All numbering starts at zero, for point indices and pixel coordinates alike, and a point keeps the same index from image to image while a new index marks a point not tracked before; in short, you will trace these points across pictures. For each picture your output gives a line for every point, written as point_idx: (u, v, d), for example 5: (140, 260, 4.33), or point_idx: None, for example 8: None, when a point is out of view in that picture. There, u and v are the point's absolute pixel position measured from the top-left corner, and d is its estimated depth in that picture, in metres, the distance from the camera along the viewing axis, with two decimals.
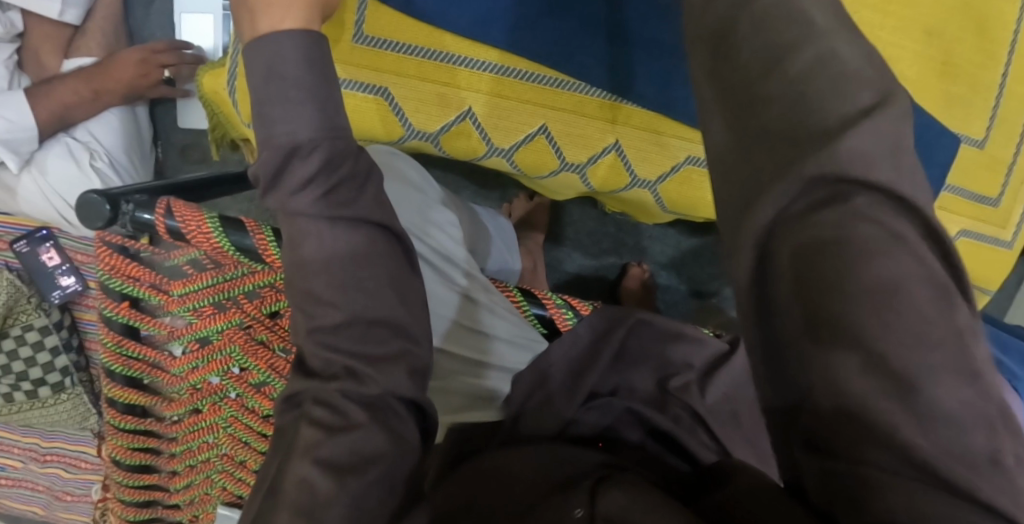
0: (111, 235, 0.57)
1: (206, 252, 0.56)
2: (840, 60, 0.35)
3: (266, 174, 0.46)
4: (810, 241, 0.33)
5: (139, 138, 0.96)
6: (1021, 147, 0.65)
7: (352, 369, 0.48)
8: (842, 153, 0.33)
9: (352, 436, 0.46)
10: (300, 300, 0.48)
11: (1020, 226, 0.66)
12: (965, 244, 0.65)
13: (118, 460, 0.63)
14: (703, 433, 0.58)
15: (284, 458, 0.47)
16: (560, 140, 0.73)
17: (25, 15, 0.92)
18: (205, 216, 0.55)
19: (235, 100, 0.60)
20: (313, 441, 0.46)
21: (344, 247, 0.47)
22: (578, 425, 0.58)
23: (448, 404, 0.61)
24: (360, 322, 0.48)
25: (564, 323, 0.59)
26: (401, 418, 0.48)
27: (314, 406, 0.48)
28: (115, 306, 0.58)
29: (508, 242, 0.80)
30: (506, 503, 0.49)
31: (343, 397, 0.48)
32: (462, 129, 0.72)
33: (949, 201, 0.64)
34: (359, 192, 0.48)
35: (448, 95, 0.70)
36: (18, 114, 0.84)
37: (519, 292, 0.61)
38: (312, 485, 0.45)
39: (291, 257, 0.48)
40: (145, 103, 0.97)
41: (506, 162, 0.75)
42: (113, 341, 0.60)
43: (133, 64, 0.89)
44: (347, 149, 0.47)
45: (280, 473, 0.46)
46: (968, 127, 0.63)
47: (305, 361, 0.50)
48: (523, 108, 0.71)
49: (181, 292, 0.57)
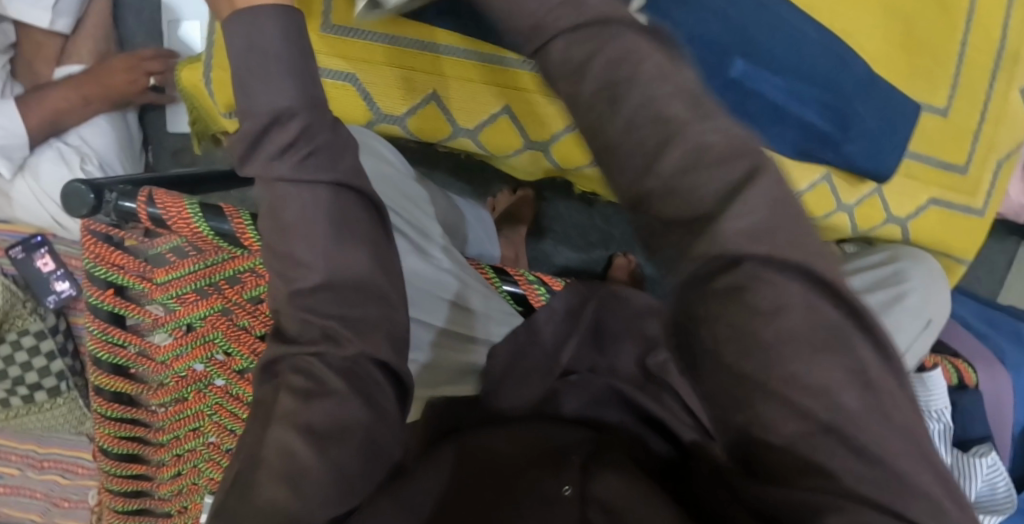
0: (95, 224, 0.59)
1: (189, 238, 0.58)
2: (701, 141, 0.37)
3: (242, 146, 0.47)
4: (728, 290, 0.35)
5: (131, 142, 0.98)
6: (985, 113, 0.66)
7: (330, 334, 0.49)
8: (728, 237, 0.35)
9: (327, 405, 0.47)
10: (279, 266, 0.50)
11: (991, 194, 0.68)
12: (935, 212, 0.66)
13: (107, 449, 0.64)
14: (675, 401, 0.55)
15: (263, 425, 0.48)
16: (522, 119, 0.73)
17: (18, 26, 0.95)
18: (185, 202, 0.56)
19: (210, 91, 0.63)
20: (291, 409, 0.47)
21: (319, 216, 0.48)
22: (558, 405, 0.57)
23: (433, 379, 0.62)
24: (341, 286, 0.49)
25: (536, 298, 0.62)
26: (374, 386, 0.49)
27: (291, 375, 0.49)
28: (100, 294, 0.60)
29: (488, 230, 0.83)
30: (491, 483, 0.49)
31: (321, 364, 0.49)
32: (431, 111, 0.74)
33: (915, 168, 0.65)
34: (338, 160, 0.49)
35: (415, 81, 0.72)
36: (11, 121, 0.87)
37: (492, 270, 0.64)
38: (292, 451, 0.46)
39: (270, 228, 0.49)
40: (136, 107, 1.00)
41: (473, 142, 0.76)
42: (100, 329, 0.61)
43: (121, 70, 0.91)
44: (324, 120, 0.49)
45: (259, 438, 0.47)
46: (930, 96, 0.63)
47: (284, 330, 0.51)
48: (485, 89, 0.72)
49: (165, 279, 0.59)
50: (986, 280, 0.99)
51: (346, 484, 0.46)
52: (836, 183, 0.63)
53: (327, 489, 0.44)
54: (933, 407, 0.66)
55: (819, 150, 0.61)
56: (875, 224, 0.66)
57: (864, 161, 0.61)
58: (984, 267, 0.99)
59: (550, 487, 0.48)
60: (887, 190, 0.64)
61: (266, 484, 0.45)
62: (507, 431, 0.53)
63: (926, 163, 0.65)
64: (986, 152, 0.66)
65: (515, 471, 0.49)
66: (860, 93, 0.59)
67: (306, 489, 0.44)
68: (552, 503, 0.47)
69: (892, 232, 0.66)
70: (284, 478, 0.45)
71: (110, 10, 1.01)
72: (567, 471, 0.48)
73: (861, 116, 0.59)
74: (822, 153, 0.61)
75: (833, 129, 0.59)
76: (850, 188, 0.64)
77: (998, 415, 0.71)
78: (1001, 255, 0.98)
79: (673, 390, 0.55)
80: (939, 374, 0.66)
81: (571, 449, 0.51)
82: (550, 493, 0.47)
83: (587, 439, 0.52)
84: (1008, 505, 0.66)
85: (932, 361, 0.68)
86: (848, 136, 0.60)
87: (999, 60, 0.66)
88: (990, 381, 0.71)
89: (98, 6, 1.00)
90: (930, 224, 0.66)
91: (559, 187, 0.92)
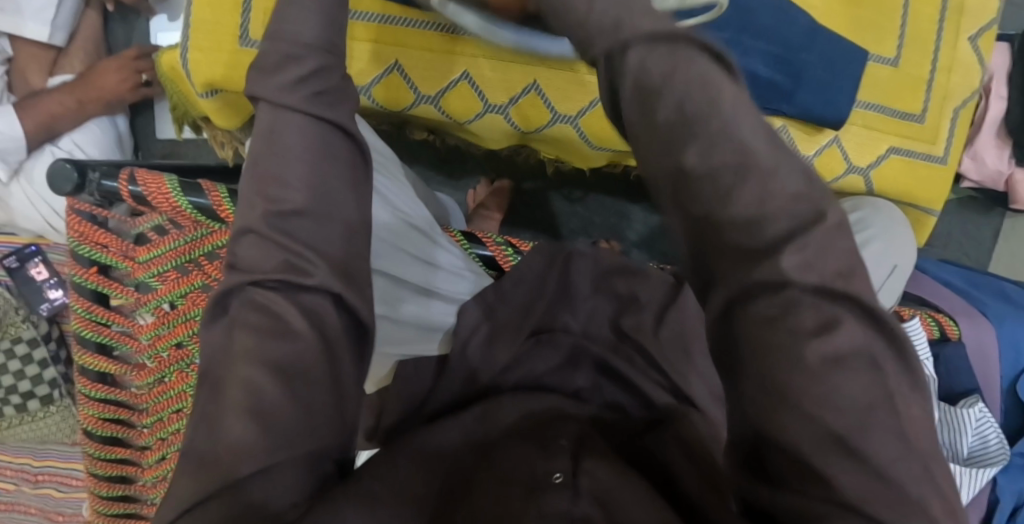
0: (80, 202, 0.61)
1: (169, 216, 0.60)
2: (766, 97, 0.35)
3: (268, 60, 0.44)
4: (766, 295, 0.34)
5: (122, 145, 0.95)
6: (936, 62, 0.66)
7: (297, 263, 0.42)
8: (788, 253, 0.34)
9: (286, 349, 0.41)
10: (255, 187, 0.44)
11: (951, 140, 0.67)
12: (897, 160, 0.66)
13: (92, 431, 0.68)
14: (654, 371, 0.57)
15: (220, 366, 0.42)
16: (482, 83, 0.69)
17: (13, 40, 0.92)
18: (164, 179, 0.58)
19: (188, 73, 0.65)
20: (249, 349, 0.41)
21: (306, 144, 0.43)
22: (528, 364, 0.58)
23: (400, 336, 0.60)
24: (322, 212, 0.43)
25: (504, 258, 0.63)
26: (347, 329, 0.44)
27: (245, 310, 0.42)
28: (84, 272, 0.63)
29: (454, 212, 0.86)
30: (478, 473, 0.47)
31: (281, 300, 0.42)
32: (392, 82, 0.70)
33: (874, 120, 0.65)
34: (342, 102, 0.46)
35: (377, 52, 0.68)
36: (8, 126, 0.84)
37: (462, 235, 0.65)
38: (258, 389, 0.40)
39: (260, 150, 0.44)
40: (124, 110, 0.95)
41: (435, 109, 0.71)
42: (83, 308, 0.64)
43: (113, 70, 0.88)
44: (338, 64, 0.46)
45: (219, 378, 0.41)
46: (878, 46, 0.65)
47: (239, 259, 0.43)
48: (443, 54, 0.68)
49: (146, 257, 0.61)
50: (975, 253, 1.00)
51: (312, 422, 0.41)
52: (793, 135, 0.65)
53: (294, 429, 0.40)
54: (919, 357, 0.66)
55: (773, 99, 0.63)
56: (838, 175, 0.66)
57: (818, 106, 0.63)
58: (971, 241, 1.00)
59: (541, 475, 0.45)
60: (845, 140, 0.65)
61: (232, 421, 0.40)
62: (489, 428, 0.52)
63: (884, 112, 0.65)
64: (941, 99, 0.66)
65: (497, 459, 0.47)
66: (807, 43, 0.62)
67: (274, 430, 0.39)
68: (543, 490, 0.44)
69: (855, 182, 0.67)
70: (250, 416, 0.39)
71: (101, 25, 0.97)
72: (559, 459, 0.46)
73: (809, 64, 0.62)
74: (777, 104, 0.63)
75: (787, 81, 0.62)
76: (808, 139, 0.65)
77: (986, 369, 0.71)
78: (987, 227, 0.99)
79: (657, 364, 0.57)
80: (916, 324, 0.66)
81: (558, 431, 0.50)
82: (540, 480, 0.44)
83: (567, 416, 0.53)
84: (1001, 456, 0.67)
85: (909, 314, 0.68)
86: (800, 84, 0.62)
87: (943, 13, 0.66)
88: (972, 334, 0.71)
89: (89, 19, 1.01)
90: (894, 174, 0.67)
91: (539, 175, 0.95)
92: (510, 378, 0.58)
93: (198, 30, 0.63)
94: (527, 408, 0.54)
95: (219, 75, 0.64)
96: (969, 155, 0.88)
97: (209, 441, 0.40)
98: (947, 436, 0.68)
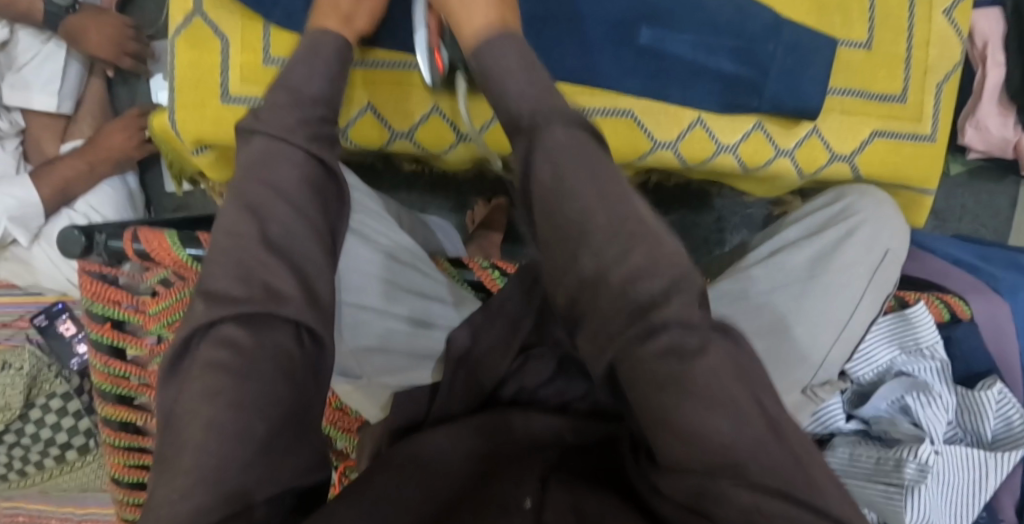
0: (90, 264, 0.63)
1: (172, 269, 0.62)
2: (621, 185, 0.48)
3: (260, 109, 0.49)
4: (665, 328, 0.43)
5: (135, 204, 1.00)
6: (912, 39, 0.68)
7: (275, 291, 0.44)
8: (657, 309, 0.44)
9: (241, 390, 0.41)
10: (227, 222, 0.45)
11: (937, 117, 0.69)
12: (881, 143, 0.68)
13: (119, 479, 0.71)
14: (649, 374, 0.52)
15: (179, 403, 0.41)
16: (453, 114, 0.70)
17: (25, 112, 0.97)
18: (165, 235, 0.60)
19: (176, 132, 0.68)
20: (216, 387, 0.40)
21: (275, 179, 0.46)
22: (519, 379, 0.57)
23: (386, 368, 0.59)
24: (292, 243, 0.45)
25: (492, 282, 0.65)
26: (313, 359, 0.44)
27: (214, 348, 0.42)
28: (99, 328, 0.66)
29: (451, 233, 0.87)
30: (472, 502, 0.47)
31: (247, 336, 0.42)
32: (368, 121, 0.71)
33: (849, 105, 0.68)
34: (316, 139, 0.50)
35: (350, 96, 0.70)
36: (25, 192, 0.88)
37: (450, 264, 0.67)
38: (218, 422, 0.39)
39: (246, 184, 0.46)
40: (134, 169, 1.01)
41: (411, 144, 0.72)
42: (102, 363, 0.67)
43: (118, 131, 0.93)
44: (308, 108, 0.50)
45: (177, 412, 0.41)
46: (848, 30, 0.67)
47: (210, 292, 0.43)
48: (414, 91, 0.70)
49: (155, 309, 0.64)
50: (994, 224, 0.97)
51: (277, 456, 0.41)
52: (769, 129, 0.67)
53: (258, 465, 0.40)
54: (925, 343, 0.65)
55: (745, 98, 0.66)
56: (821, 164, 0.68)
57: (787, 99, 0.65)
58: (987, 212, 0.97)
59: (513, 498, 0.47)
60: (824, 129, 0.68)
61: (192, 457, 0.39)
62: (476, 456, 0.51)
63: (861, 96, 0.68)
64: (920, 76, 0.68)
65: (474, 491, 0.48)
66: (769, 36, 0.65)
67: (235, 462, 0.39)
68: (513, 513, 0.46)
69: (841, 169, 0.69)
70: (213, 449, 0.39)
71: (105, 90, 1.02)
72: (528, 484, 0.48)
73: (773, 57, 0.65)
74: (749, 100, 0.66)
75: (752, 74, 0.65)
76: (785, 132, 0.67)
77: (1002, 348, 0.69)
78: (1003, 197, 0.97)
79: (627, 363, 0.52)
80: (922, 308, 0.65)
81: (535, 460, 0.51)
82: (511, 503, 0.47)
83: (553, 443, 0.53)
84: None
85: (913, 299, 0.68)
86: (767, 79, 0.65)
87: None
88: (985, 309, 0.69)
89: (93, 84, 1.01)
90: (880, 157, 0.69)
91: None
92: (505, 393, 0.57)
93: (182, 89, 0.66)
94: (514, 425, 0.53)
95: (209, 132, 0.67)
96: (973, 125, 0.86)
97: (165, 486, 0.39)
98: (970, 420, 0.66)
